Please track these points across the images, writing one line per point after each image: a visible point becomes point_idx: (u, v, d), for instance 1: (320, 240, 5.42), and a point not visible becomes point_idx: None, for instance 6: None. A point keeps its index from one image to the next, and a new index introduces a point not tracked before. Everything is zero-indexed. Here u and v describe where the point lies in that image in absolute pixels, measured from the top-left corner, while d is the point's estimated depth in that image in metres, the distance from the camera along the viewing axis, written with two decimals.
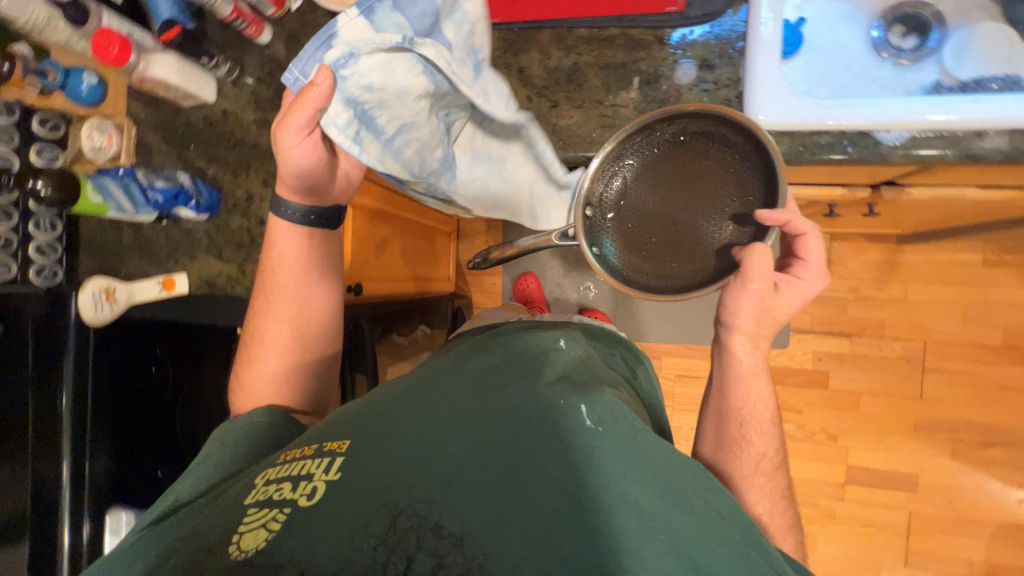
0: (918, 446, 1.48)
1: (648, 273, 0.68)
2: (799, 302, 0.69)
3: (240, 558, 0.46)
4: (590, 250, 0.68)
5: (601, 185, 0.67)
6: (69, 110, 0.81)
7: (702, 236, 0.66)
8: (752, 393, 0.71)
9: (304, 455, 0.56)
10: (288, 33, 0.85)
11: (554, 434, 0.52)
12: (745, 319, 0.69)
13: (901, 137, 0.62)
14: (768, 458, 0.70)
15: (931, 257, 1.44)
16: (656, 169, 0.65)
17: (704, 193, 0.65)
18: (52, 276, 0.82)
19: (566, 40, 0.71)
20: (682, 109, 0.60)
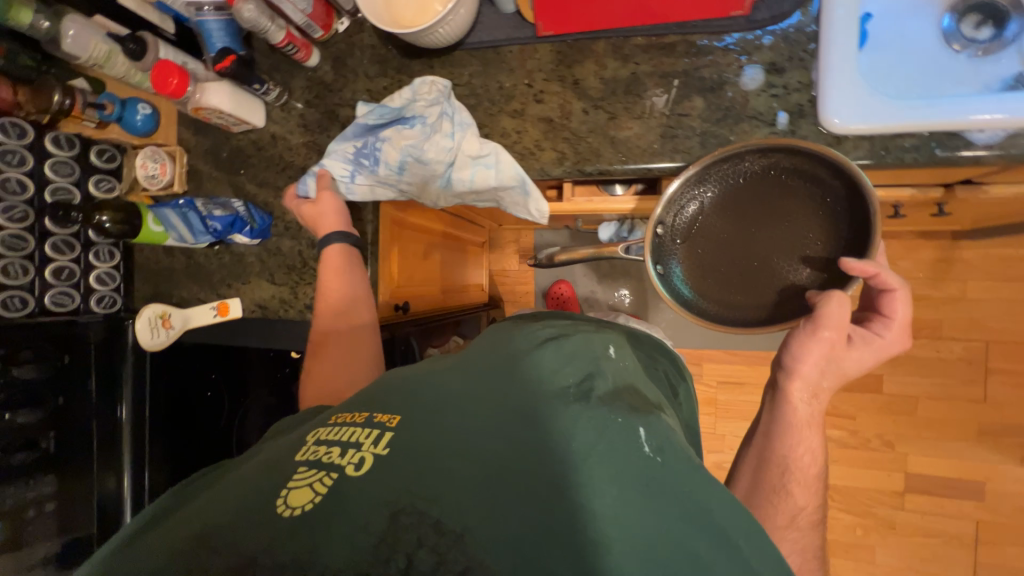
0: (982, 451, 1.40)
1: (716, 301, 0.66)
2: (872, 361, 0.64)
3: (285, 517, 0.43)
4: (655, 268, 0.67)
5: (675, 209, 0.65)
6: (125, 141, 0.87)
7: (776, 275, 0.64)
8: (802, 444, 0.61)
9: (354, 422, 0.51)
10: (334, 55, 0.82)
11: (608, 445, 0.45)
12: (811, 368, 0.60)
13: (995, 136, 0.58)
14: (806, 514, 0.60)
15: (991, 252, 1.37)
16: (735, 202, 0.64)
17: (783, 232, 0.63)
18: (111, 303, 0.89)
19: (622, 49, 0.69)
20: (777, 142, 0.58)
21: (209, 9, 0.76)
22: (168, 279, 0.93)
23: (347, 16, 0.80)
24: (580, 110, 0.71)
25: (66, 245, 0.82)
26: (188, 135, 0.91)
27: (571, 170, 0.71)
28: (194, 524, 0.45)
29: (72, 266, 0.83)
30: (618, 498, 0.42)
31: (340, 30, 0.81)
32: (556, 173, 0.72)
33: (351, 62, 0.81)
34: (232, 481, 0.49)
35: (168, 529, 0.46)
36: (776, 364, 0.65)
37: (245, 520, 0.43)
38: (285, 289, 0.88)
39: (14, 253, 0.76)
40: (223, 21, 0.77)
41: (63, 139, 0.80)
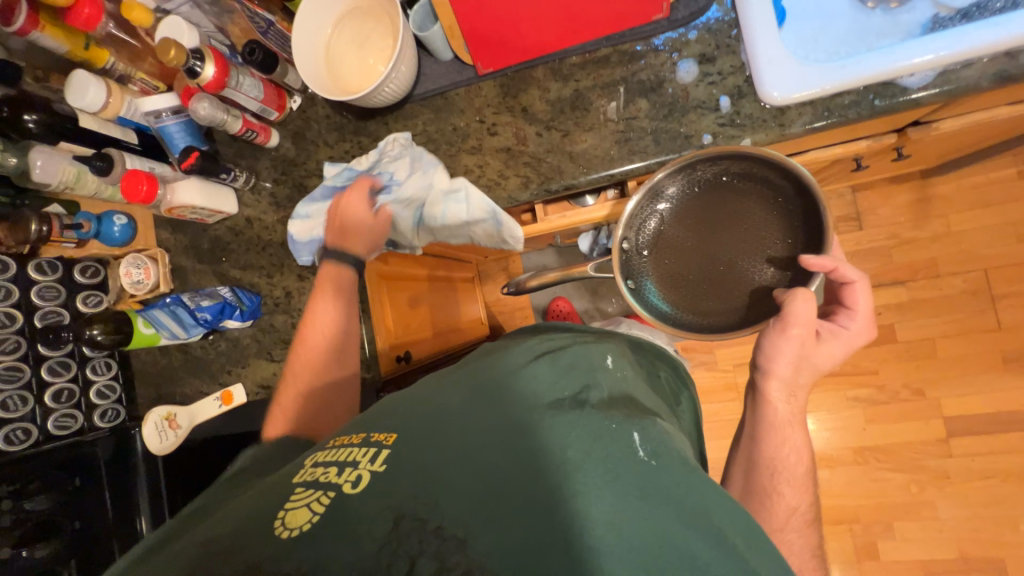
0: (1013, 379, 1.38)
1: (688, 308, 0.67)
2: (842, 353, 0.66)
3: (285, 536, 0.44)
4: (626, 284, 0.67)
5: (637, 226, 0.67)
6: (106, 254, 0.89)
7: (743, 278, 0.65)
8: (787, 442, 0.62)
9: (351, 442, 0.51)
10: (292, 132, 0.85)
11: (606, 452, 0.45)
12: (784, 365, 0.62)
13: (927, 77, 0.60)
14: (800, 513, 0.61)
15: (963, 183, 1.40)
16: (693, 210, 0.66)
17: (743, 236, 0.65)
18: (113, 415, 0.88)
19: (561, 71, 0.72)
20: (727, 150, 0.61)
21: (167, 113, 0.79)
22: (168, 378, 0.92)
23: (298, 93, 0.84)
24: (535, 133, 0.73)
25: (62, 366, 0.82)
26: (167, 235, 0.93)
27: (537, 192, 0.73)
28: (198, 550, 0.46)
29: (70, 386, 0.82)
30: (615, 503, 0.42)
31: (293, 108, 0.84)
32: (524, 197, 0.73)
33: (309, 134, 0.85)
34: (235, 505, 0.51)
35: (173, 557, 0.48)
36: (751, 366, 0.66)
37: (249, 543, 0.44)
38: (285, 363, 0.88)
39: (10, 386, 0.76)
40: (182, 122, 0.80)
41: (46, 264, 0.81)
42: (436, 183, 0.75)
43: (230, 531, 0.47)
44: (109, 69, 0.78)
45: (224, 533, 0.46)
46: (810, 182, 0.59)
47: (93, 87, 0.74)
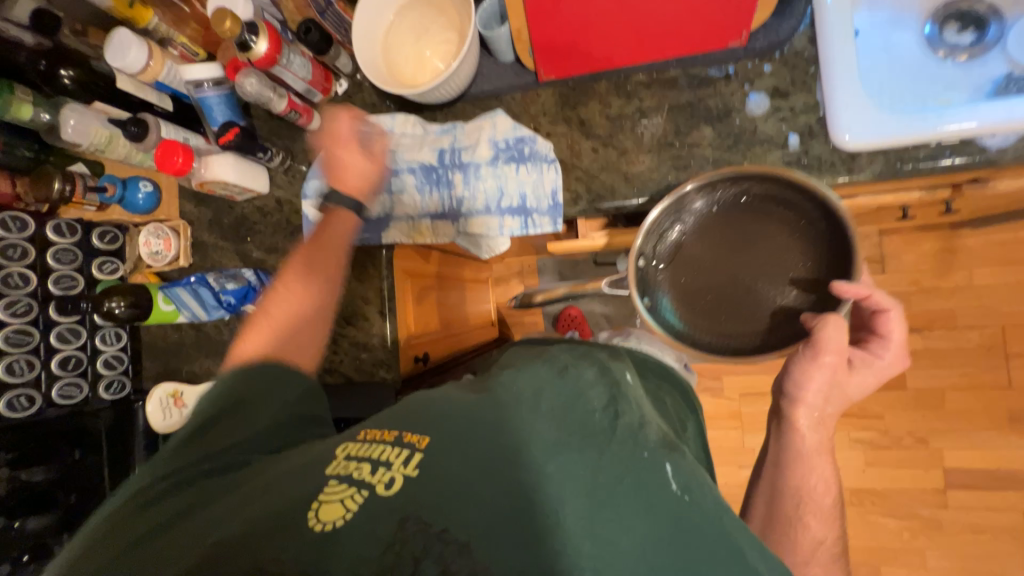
0: (1017, 438, 1.38)
1: (701, 326, 0.64)
2: (873, 383, 0.64)
3: (318, 529, 0.43)
4: (642, 300, 0.64)
5: (656, 238, 0.64)
6: (126, 221, 0.85)
7: (759, 298, 0.63)
8: (814, 471, 0.60)
9: (382, 439, 0.50)
10: None
11: (633, 481, 0.44)
12: (815, 395, 0.59)
13: (1008, 140, 0.58)
14: (827, 546, 0.58)
15: (992, 238, 1.39)
16: (717, 227, 0.63)
17: (766, 257, 0.62)
18: (120, 388, 0.85)
19: (625, 87, 0.70)
20: (760, 168, 0.58)
21: (208, 84, 0.76)
22: (178, 355, 0.89)
23: (346, 77, 0.81)
24: (530, 153, 0.72)
25: (72, 333, 0.79)
26: (190, 208, 0.89)
27: (587, 209, 0.71)
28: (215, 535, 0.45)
29: (78, 354, 0.79)
30: (642, 537, 0.41)
31: (339, 92, 0.81)
32: (573, 213, 0.71)
33: None
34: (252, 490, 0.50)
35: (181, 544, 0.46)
36: (778, 391, 0.63)
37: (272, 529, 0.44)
38: None
39: (18, 350, 0.73)
40: (222, 95, 0.77)
41: (64, 225, 0.78)
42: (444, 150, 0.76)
43: (252, 516, 0.45)
44: (151, 30, 0.74)
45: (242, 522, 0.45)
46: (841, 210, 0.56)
47: (133, 48, 0.70)
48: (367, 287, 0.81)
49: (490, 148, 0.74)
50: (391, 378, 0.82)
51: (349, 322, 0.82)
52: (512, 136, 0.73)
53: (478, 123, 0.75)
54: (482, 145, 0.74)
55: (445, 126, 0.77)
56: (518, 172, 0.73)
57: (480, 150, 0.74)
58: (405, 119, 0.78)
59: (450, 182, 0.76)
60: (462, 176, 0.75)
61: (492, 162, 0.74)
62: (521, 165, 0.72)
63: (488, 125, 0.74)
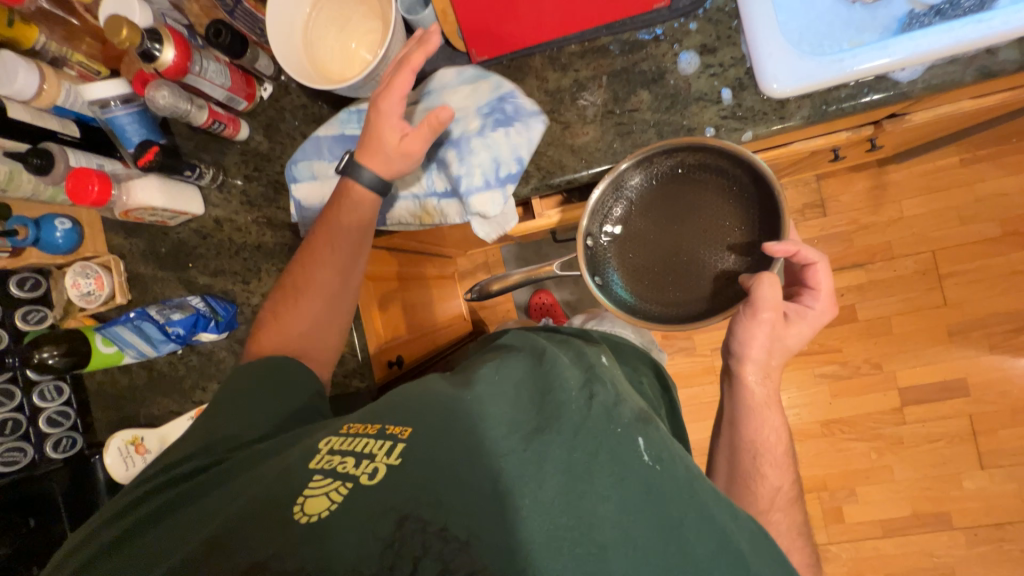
0: (957, 350, 1.51)
1: (651, 300, 0.63)
2: (810, 333, 0.68)
3: (303, 522, 0.43)
4: (593, 281, 0.63)
5: (600, 218, 0.63)
6: (46, 263, 0.78)
7: (699, 264, 0.62)
8: (766, 424, 0.64)
9: (366, 432, 0.49)
10: (264, 124, 0.78)
11: (611, 456, 0.45)
12: (757, 350, 0.63)
13: (916, 72, 0.62)
14: (784, 492, 0.63)
15: (914, 171, 1.50)
16: (654, 201, 0.62)
17: (700, 225, 0.61)
18: (70, 444, 0.78)
19: (559, 60, 0.69)
20: (685, 142, 0.57)
21: (116, 103, 0.69)
22: (130, 399, 0.83)
23: (270, 80, 0.76)
24: (515, 111, 0.68)
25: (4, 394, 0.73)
26: (120, 240, 0.83)
27: (539, 187, 0.70)
28: (209, 526, 0.45)
29: (14, 416, 0.73)
30: (621, 506, 0.43)
31: (265, 96, 0.77)
32: (525, 193, 0.71)
33: (284, 126, 0.77)
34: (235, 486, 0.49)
35: (169, 546, 0.47)
36: (727, 352, 0.67)
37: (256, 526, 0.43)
38: None
39: None
40: (134, 114, 0.71)
41: None
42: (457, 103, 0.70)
43: (237, 512, 0.45)
44: (39, 49, 0.67)
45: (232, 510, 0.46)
46: (767, 175, 0.56)
47: (21, 73, 0.63)
48: None
49: (477, 117, 0.69)
50: (365, 387, 0.79)
51: None
52: (492, 97, 0.68)
53: (464, 83, 0.70)
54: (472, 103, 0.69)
55: (425, 91, 0.71)
56: (508, 135, 0.68)
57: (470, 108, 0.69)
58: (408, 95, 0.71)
59: (444, 162, 0.70)
60: (455, 154, 0.69)
61: (481, 132, 0.68)
62: (510, 127, 0.68)
63: (472, 91, 0.69)
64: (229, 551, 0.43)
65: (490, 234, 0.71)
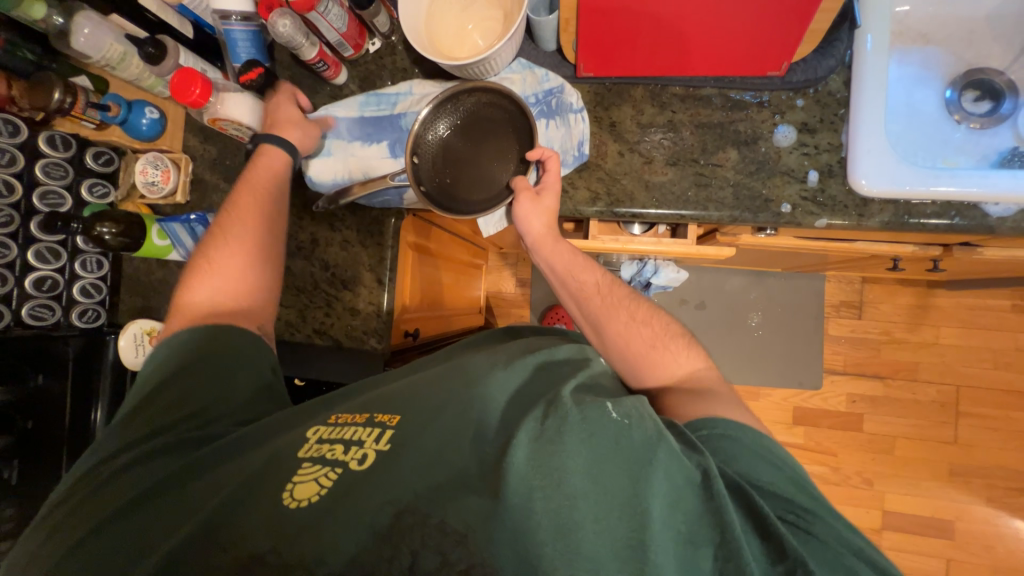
0: (954, 491, 1.47)
1: (470, 201, 0.69)
2: (553, 202, 0.68)
3: (293, 506, 0.46)
4: (427, 189, 0.66)
5: (424, 135, 0.65)
6: (124, 144, 0.81)
7: (483, 178, 0.69)
8: (582, 270, 0.67)
9: (353, 421, 0.52)
10: (362, 75, 0.80)
11: (580, 417, 0.46)
12: (537, 225, 0.68)
13: (1009, 210, 0.61)
14: (607, 283, 0.66)
15: (962, 301, 1.47)
16: (466, 122, 0.67)
17: (476, 143, 0.67)
18: (94, 317, 0.82)
19: (660, 97, 0.70)
20: (459, 87, 0.63)
21: (236, 17, 0.72)
22: (160, 292, 0.86)
23: (379, 36, 0.78)
24: (559, 105, 0.72)
25: (51, 253, 0.76)
26: (196, 143, 0.86)
27: (604, 211, 0.71)
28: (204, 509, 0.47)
29: (55, 276, 0.76)
30: (592, 463, 0.43)
31: (370, 50, 0.79)
32: (590, 212, 0.71)
33: (380, 83, 0.79)
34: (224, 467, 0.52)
35: (166, 525, 0.48)
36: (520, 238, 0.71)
37: (246, 512, 0.46)
38: (292, 310, 0.82)
39: None
40: (250, 31, 0.73)
41: (58, 140, 0.75)
42: None
43: (229, 496, 0.47)
44: None
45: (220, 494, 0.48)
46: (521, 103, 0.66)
47: None
48: (369, 253, 0.79)
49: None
50: (380, 349, 0.79)
51: (347, 285, 0.80)
52: (541, 88, 0.72)
53: (506, 77, 0.73)
54: None
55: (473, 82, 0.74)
56: (548, 127, 0.72)
57: None
58: (433, 84, 0.76)
59: None
60: None
61: None
62: (551, 120, 0.72)
63: (518, 80, 0.72)
64: (223, 528, 0.46)
65: (492, 231, 0.77)
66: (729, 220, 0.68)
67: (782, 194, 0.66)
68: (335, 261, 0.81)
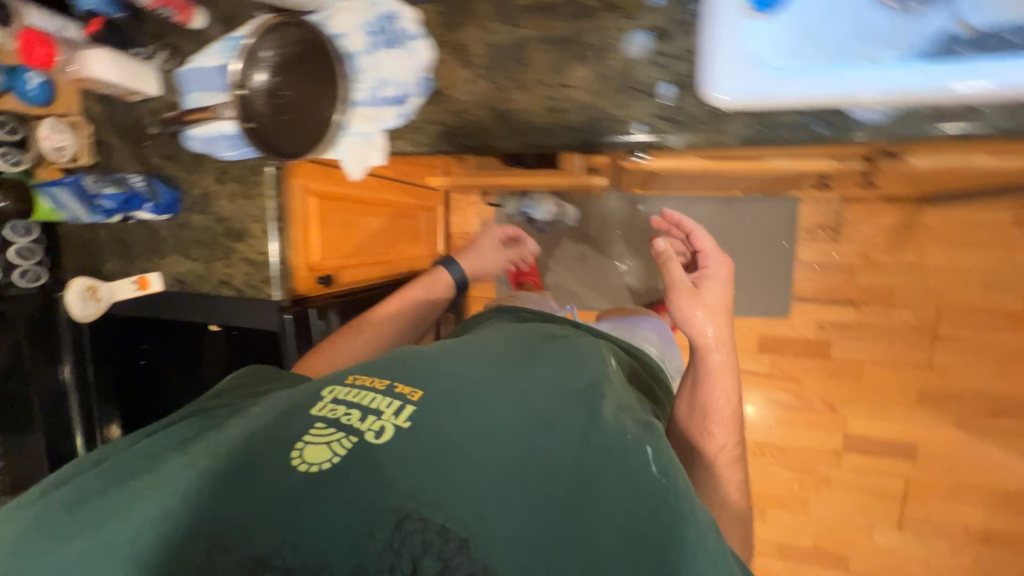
0: (922, 415, 1.43)
1: (293, 139, 0.70)
2: (718, 291, 0.79)
3: (302, 470, 0.45)
4: (244, 123, 0.66)
5: (248, 68, 0.65)
6: (22, 112, 0.83)
7: (306, 116, 0.69)
8: (718, 392, 0.74)
9: (373, 389, 0.53)
10: (222, 16, 0.77)
11: (617, 459, 0.46)
12: (693, 316, 0.76)
13: (876, 115, 0.54)
14: (728, 450, 0.73)
15: (953, 218, 1.34)
16: (291, 57, 0.67)
17: (298, 78, 0.67)
18: (35, 277, 0.89)
19: (507, 12, 0.64)
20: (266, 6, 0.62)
21: None
22: (92, 251, 0.94)
23: None
24: (399, 32, 0.67)
25: None
26: (93, 105, 0.88)
27: (458, 146, 0.68)
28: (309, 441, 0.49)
29: None
30: (620, 510, 0.43)
31: None
32: (446, 149, 0.69)
33: (239, 23, 0.76)
34: (236, 428, 0.51)
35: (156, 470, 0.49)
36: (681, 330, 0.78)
37: (250, 461, 0.46)
38: (199, 264, 0.87)
39: None
40: None
41: None
42: (339, 23, 0.69)
43: (259, 436, 0.49)
44: None
45: (232, 447, 0.48)
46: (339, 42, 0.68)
47: None
48: (254, 206, 0.82)
49: (364, 36, 0.68)
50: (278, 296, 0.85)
51: (241, 237, 0.84)
52: (377, 15, 0.67)
53: (344, 8, 0.69)
54: (357, 33, 0.69)
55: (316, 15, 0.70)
56: (392, 57, 0.68)
57: (356, 40, 0.69)
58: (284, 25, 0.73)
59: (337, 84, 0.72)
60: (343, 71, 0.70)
61: (367, 50, 0.69)
62: (394, 49, 0.68)
63: (355, 10, 0.68)
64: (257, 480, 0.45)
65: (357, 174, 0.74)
66: (582, 148, 0.63)
67: (634, 114, 0.60)
68: (227, 215, 0.83)
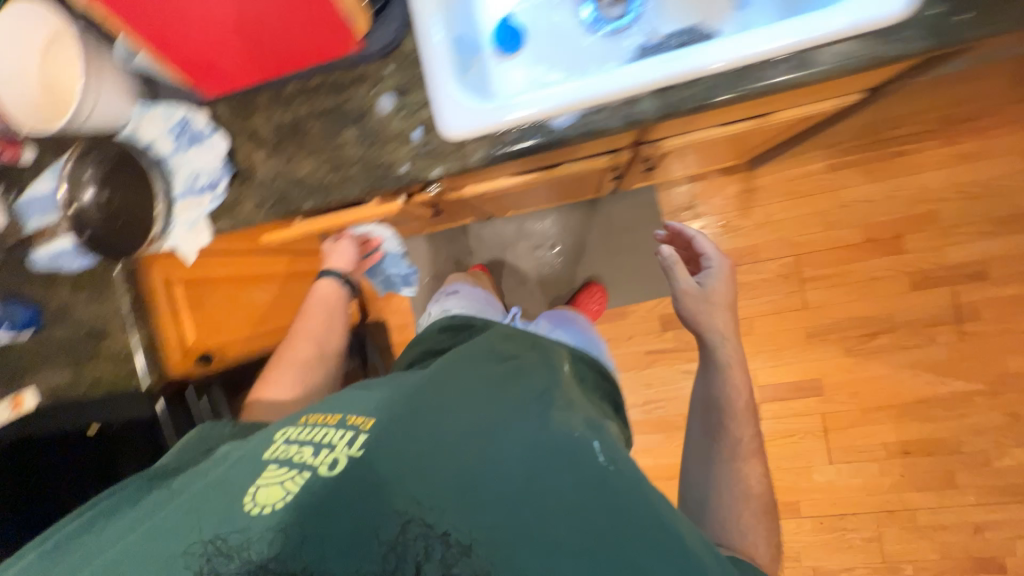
0: (814, 352, 1.56)
1: (131, 237, 0.76)
2: (718, 285, 0.93)
3: (252, 511, 0.50)
4: (81, 234, 0.72)
5: (74, 188, 0.72)
6: None
7: (136, 215, 0.76)
8: (728, 386, 0.89)
9: (325, 425, 0.58)
10: (51, 146, 0.87)
11: (558, 452, 0.49)
12: (697, 313, 0.93)
13: (569, 119, 0.68)
14: (748, 441, 0.85)
15: (781, 175, 1.53)
16: (110, 168, 0.74)
17: (120, 183, 0.74)
18: None
19: (282, 97, 0.76)
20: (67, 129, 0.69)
21: None
22: None
23: None
24: (199, 132, 0.78)
25: None
26: None
27: (269, 212, 0.77)
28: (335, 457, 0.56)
29: None
30: (568, 497, 0.46)
31: None
32: (260, 218, 0.78)
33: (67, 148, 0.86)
34: (217, 470, 0.58)
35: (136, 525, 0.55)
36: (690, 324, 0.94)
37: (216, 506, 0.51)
38: (66, 370, 0.90)
39: None
40: None
41: None
42: (145, 133, 0.79)
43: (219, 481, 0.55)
44: None
45: (225, 482, 0.54)
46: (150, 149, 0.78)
47: None
48: (110, 305, 0.89)
49: (169, 140, 0.79)
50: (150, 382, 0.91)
51: (103, 336, 0.90)
52: (176, 122, 0.78)
53: (148, 120, 0.79)
54: (163, 138, 0.79)
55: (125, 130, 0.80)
56: (197, 153, 0.78)
57: (163, 144, 0.79)
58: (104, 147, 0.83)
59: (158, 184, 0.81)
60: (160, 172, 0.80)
61: (174, 151, 0.79)
62: (197, 146, 0.78)
63: (157, 120, 0.79)
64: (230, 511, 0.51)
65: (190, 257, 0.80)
66: (365, 194, 0.74)
67: (396, 157, 0.72)
68: (90, 319, 0.90)
